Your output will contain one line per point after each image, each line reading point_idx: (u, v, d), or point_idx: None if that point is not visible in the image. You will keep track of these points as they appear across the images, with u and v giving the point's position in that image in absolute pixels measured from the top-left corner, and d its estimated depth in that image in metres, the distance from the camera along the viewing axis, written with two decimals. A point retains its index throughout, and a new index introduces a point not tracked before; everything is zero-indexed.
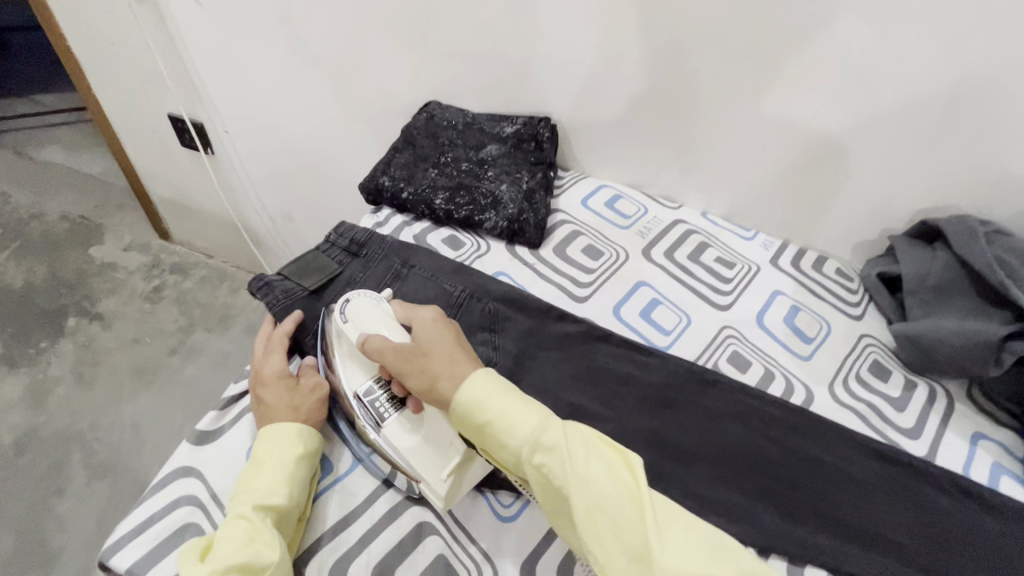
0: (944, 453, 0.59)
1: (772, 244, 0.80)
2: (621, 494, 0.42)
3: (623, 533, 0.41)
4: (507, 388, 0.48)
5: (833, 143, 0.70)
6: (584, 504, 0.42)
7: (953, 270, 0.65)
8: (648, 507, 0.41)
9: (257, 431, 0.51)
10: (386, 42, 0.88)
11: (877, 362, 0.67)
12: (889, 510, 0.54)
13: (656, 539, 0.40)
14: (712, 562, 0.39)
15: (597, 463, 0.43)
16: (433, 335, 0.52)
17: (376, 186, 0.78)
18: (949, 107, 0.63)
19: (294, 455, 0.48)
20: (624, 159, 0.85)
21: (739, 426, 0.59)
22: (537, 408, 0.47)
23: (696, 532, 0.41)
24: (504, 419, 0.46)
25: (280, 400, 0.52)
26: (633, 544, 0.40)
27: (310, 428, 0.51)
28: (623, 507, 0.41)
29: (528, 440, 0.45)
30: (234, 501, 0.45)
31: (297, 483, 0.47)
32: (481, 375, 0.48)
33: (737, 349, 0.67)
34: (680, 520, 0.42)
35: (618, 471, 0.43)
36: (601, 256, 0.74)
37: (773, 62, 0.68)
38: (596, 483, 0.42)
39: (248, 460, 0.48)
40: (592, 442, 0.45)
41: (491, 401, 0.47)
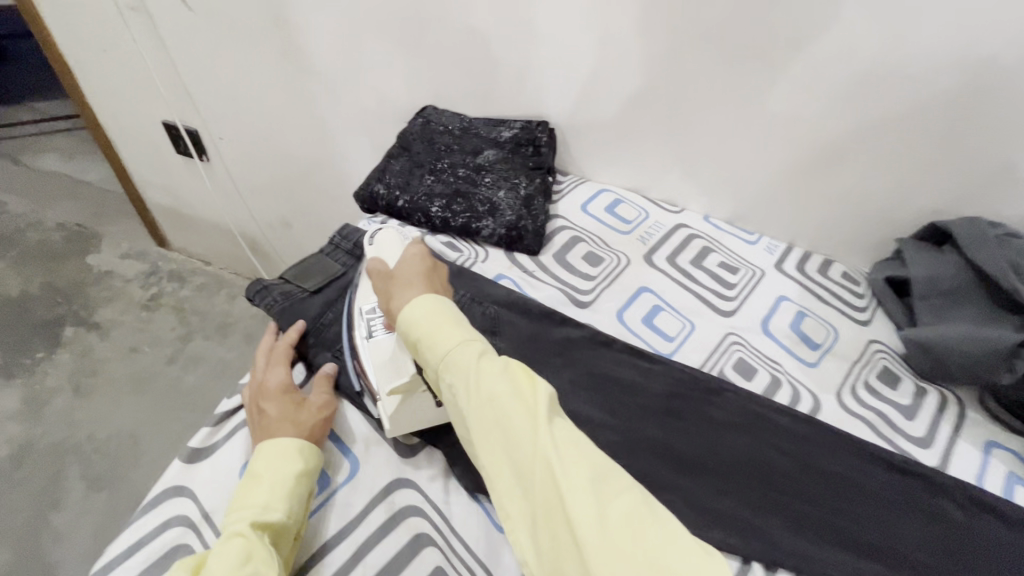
0: (957, 462, 0.58)
1: (776, 248, 0.78)
2: (520, 414, 0.40)
3: (512, 450, 0.39)
4: (444, 308, 0.46)
5: (836, 144, 0.69)
6: (482, 419, 0.40)
7: (964, 274, 0.63)
8: (546, 425, 0.39)
9: (254, 445, 0.49)
10: (381, 46, 0.86)
11: (886, 370, 0.65)
12: (901, 524, 0.52)
13: (542, 460, 0.38)
14: (591, 488, 0.37)
15: (501, 382, 0.41)
16: (409, 267, 0.52)
17: (371, 195, 0.76)
18: (957, 105, 0.61)
19: (294, 471, 0.46)
20: (624, 163, 0.83)
21: (745, 436, 0.57)
22: (463, 329, 0.45)
23: (589, 458, 0.39)
24: (428, 337, 0.45)
25: (281, 412, 0.50)
26: (519, 462, 0.39)
27: (310, 444, 0.49)
28: (520, 426, 0.39)
29: (443, 359, 0.43)
30: (229, 518, 0.43)
31: (295, 500, 0.45)
32: (425, 298, 0.47)
33: (743, 355, 0.65)
34: (578, 443, 0.39)
35: (525, 391, 0.41)
36: (601, 262, 0.72)
37: (775, 63, 0.66)
38: (495, 402, 0.40)
39: (244, 475, 0.47)
40: (504, 363, 0.42)
41: (424, 321, 0.45)
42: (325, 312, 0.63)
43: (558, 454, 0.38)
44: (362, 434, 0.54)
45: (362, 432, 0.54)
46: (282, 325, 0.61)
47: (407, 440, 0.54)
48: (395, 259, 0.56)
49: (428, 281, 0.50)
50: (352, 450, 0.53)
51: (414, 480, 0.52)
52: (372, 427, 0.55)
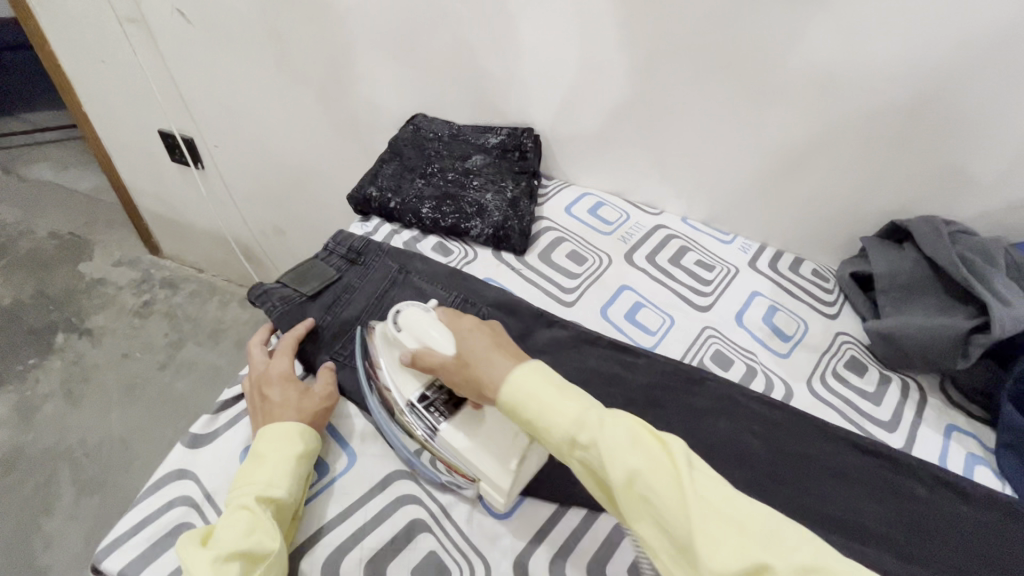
0: (920, 445, 0.62)
1: (750, 248, 0.82)
2: (663, 482, 0.38)
3: (667, 522, 0.37)
4: (546, 378, 0.46)
5: (803, 150, 0.73)
6: (627, 492, 0.39)
7: (922, 268, 0.67)
8: (693, 490, 0.37)
9: (257, 427, 0.51)
10: (372, 57, 0.90)
11: (853, 359, 0.69)
12: (868, 502, 0.56)
13: (702, 529, 0.36)
14: (769, 551, 0.34)
15: (633, 449, 0.40)
16: (475, 338, 0.52)
17: (365, 197, 0.79)
18: (911, 112, 0.66)
19: (297, 452, 0.49)
20: (606, 168, 0.87)
21: (723, 422, 0.60)
22: (578, 395, 0.44)
23: (751, 517, 0.36)
24: (544, 411, 0.44)
25: (284, 398, 0.52)
26: (680, 536, 0.37)
27: (311, 429, 0.51)
28: (667, 494, 0.38)
29: (566, 433, 0.43)
30: (234, 494, 0.46)
31: (297, 479, 0.48)
32: (524, 370, 0.46)
33: (719, 347, 0.69)
34: (730, 501, 0.37)
35: (659, 455, 0.39)
36: (584, 261, 0.76)
37: (745, 73, 0.71)
38: (634, 472, 0.39)
39: (248, 455, 0.49)
40: (629, 426, 0.41)
41: (535, 399, 0.44)
42: (324, 315, 0.64)
43: (712, 520, 0.36)
44: (359, 427, 0.57)
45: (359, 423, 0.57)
46: (280, 327, 0.63)
47: None
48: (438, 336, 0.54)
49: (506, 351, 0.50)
50: (349, 445, 0.55)
51: (410, 468, 0.54)
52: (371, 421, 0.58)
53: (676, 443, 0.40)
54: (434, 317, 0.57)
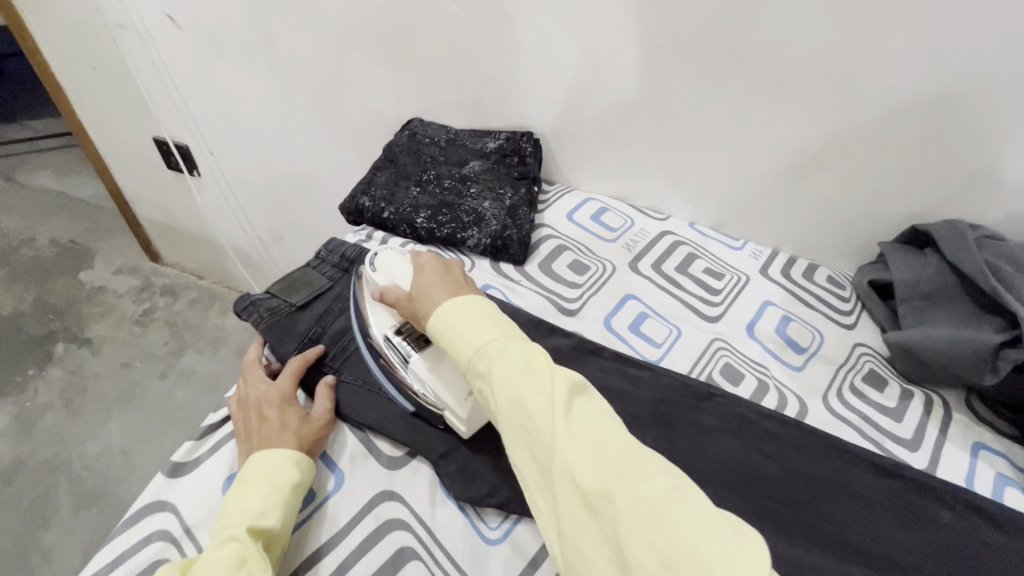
0: (944, 465, 0.58)
1: (760, 254, 0.79)
2: (541, 406, 0.39)
3: (536, 446, 0.38)
4: (470, 308, 0.47)
5: (819, 151, 0.69)
6: (509, 418, 0.40)
7: (945, 275, 0.63)
8: (563, 413, 0.38)
9: (249, 451, 0.47)
10: (367, 61, 0.88)
11: (872, 372, 0.65)
12: (891, 528, 0.52)
13: (566, 454, 0.37)
14: (619, 475, 0.35)
15: (521, 377, 0.41)
16: (427, 278, 0.52)
17: (357, 207, 0.76)
18: (933, 110, 0.62)
19: (293, 480, 0.44)
20: (609, 173, 0.84)
21: (735, 442, 0.57)
22: (492, 325, 0.46)
23: (611, 441, 0.37)
24: (457, 339, 0.46)
25: (284, 422, 0.48)
26: (546, 459, 0.38)
27: (309, 458, 0.47)
28: (540, 417, 0.38)
29: (472, 364, 0.44)
30: (221, 523, 0.41)
31: (291, 510, 0.43)
32: (456, 301, 0.48)
33: (729, 360, 0.65)
34: (602, 431, 0.38)
35: (546, 382, 0.40)
36: (586, 271, 0.73)
37: (753, 72, 0.67)
38: (518, 399, 0.40)
39: (237, 480, 0.44)
40: (525, 359, 0.42)
41: (455, 327, 0.46)
42: (314, 325, 0.58)
43: (572, 441, 0.37)
44: (350, 446, 0.51)
45: (350, 442, 0.52)
46: (270, 342, 0.57)
47: (396, 452, 0.51)
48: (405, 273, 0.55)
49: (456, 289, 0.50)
50: (338, 464, 0.50)
51: (397, 488, 0.49)
52: (359, 438, 0.52)
53: (565, 375, 0.41)
54: (405, 258, 0.57)
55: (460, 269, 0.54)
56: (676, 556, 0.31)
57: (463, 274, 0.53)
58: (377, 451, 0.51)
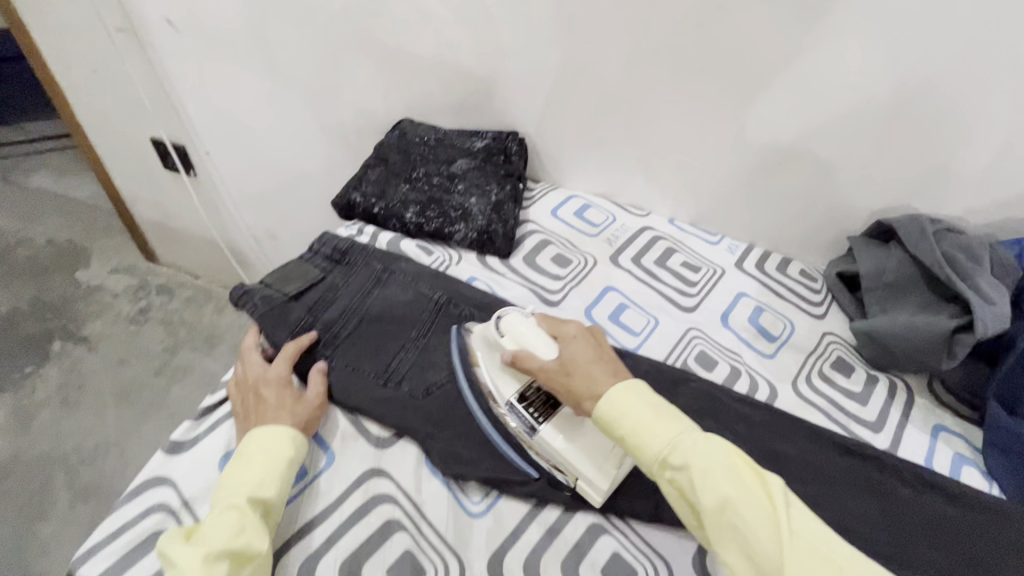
0: (905, 445, 0.61)
1: (737, 248, 0.82)
2: (762, 514, 0.39)
3: (754, 550, 0.38)
4: (644, 395, 0.46)
5: (789, 148, 0.73)
6: (717, 518, 0.40)
7: (907, 266, 0.67)
8: (786, 523, 0.39)
9: (247, 429, 0.49)
10: (359, 63, 0.91)
11: (840, 358, 0.69)
12: (852, 502, 0.55)
13: (794, 565, 0.37)
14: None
15: (727, 478, 0.41)
16: (579, 353, 0.51)
17: (349, 202, 0.79)
18: (895, 109, 0.65)
19: (290, 455, 0.47)
20: (592, 171, 0.87)
21: (708, 423, 0.60)
22: (674, 418, 0.45)
23: (844, 561, 0.37)
24: (638, 430, 0.45)
25: (280, 401, 0.50)
26: (770, 567, 0.38)
27: (304, 436, 0.50)
28: (758, 526, 0.39)
29: (658, 453, 0.43)
30: (222, 493, 0.44)
31: (288, 483, 0.46)
32: (627, 386, 0.47)
33: (704, 348, 0.68)
34: (828, 544, 0.38)
35: (759, 487, 0.40)
36: (569, 264, 0.76)
37: (726, 73, 0.70)
38: (725, 499, 0.40)
39: (237, 453, 0.47)
40: (729, 457, 0.42)
41: (633, 417, 0.45)
42: (306, 314, 0.61)
43: (804, 556, 0.37)
44: (341, 427, 0.54)
45: (340, 424, 0.54)
46: (264, 330, 0.59)
47: (384, 433, 0.54)
48: (540, 342, 0.52)
49: (613, 367, 0.49)
50: (331, 443, 0.53)
51: (386, 466, 0.52)
52: (349, 420, 0.55)
53: (770, 477, 0.42)
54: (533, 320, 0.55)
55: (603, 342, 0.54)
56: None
57: (609, 350, 0.53)
58: (365, 431, 0.54)
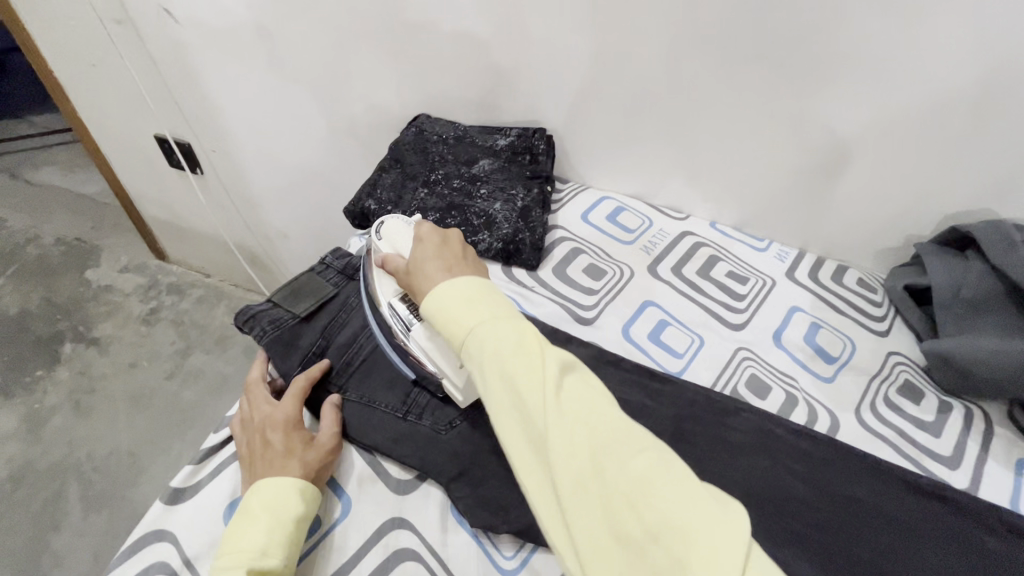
0: (988, 485, 0.54)
1: (787, 255, 0.75)
2: (535, 383, 0.37)
3: (526, 420, 0.37)
4: (463, 286, 0.44)
5: (854, 147, 0.65)
6: (497, 393, 0.38)
7: (990, 282, 0.59)
8: (557, 388, 0.37)
9: (251, 479, 0.44)
10: (371, 55, 0.84)
11: (908, 383, 0.61)
12: (933, 555, 0.49)
13: (554, 428, 0.35)
14: (609, 452, 0.34)
15: (513, 355, 0.39)
16: (423, 249, 0.50)
17: (362, 209, 0.73)
18: (982, 102, 0.57)
19: (297, 513, 0.42)
20: (626, 171, 0.80)
21: (764, 460, 0.54)
22: (484, 301, 0.43)
23: (604, 420, 0.36)
24: (448, 320, 0.43)
25: (288, 446, 0.45)
26: (536, 434, 0.36)
27: (314, 486, 0.44)
28: (531, 396, 0.37)
29: (461, 338, 0.42)
30: (221, 562, 0.39)
31: (294, 546, 0.41)
32: (449, 283, 0.45)
33: (755, 372, 0.62)
34: (596, 406, 0.37)
35: (538, 357, 0.38)
36: (603, 276, 0.69)
37: (782, 64, 0.63)
38: (508, 375, 0.38)
39: (239, 512, 0.42)
40: (519, 333, 0.40)
41: (447, 310, 0.43)
42: (319, 339, 0.55)
43: (567, 420, 0.36)
44: (357, 469, 0.49)
45: (357, 465, 0.49)
46: (273, 358, 0.54)
47: (404, 475, 0.49)
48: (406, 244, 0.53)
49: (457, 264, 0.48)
50: (346, 490, 0.47)
51: (408, 514, 0.46)
52: (366, 460, 0.49)
53: (557, 353, 0.39)
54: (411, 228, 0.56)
55: (460, 240, 0.51)
56: (663, 527, 0.31)
57: (462, 246, 0.50)
58: (384, 474, 0.49)
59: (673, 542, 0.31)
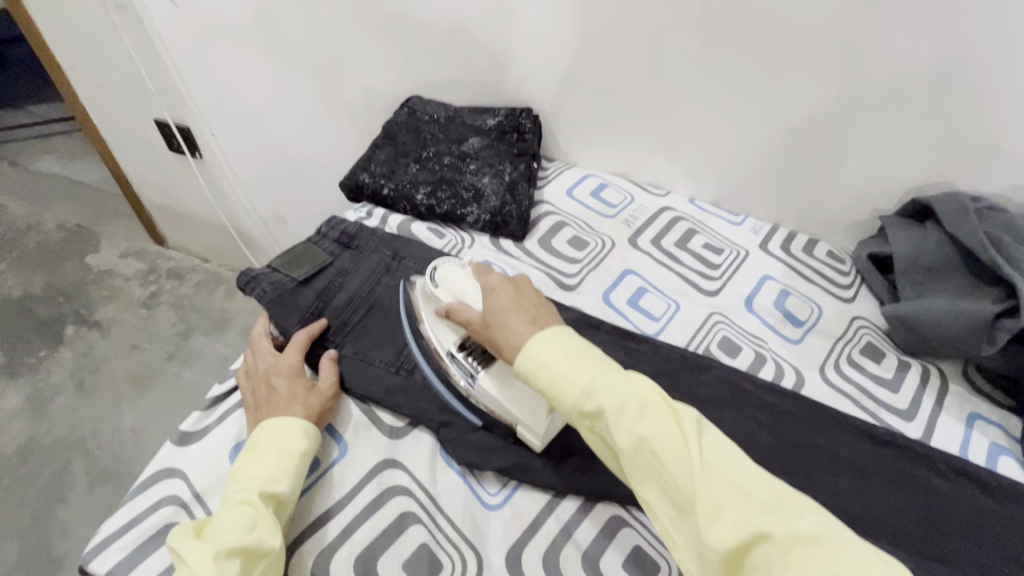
0: (939, 434, 0.58)
1: (761, 228, 0.79)
2: (676, 448, 0.38)
3: (672, 487, 0.37)
4: (562, 342, 0.44)
5: (824, 124, 0.69)
6: (634, 458, 0.39)
7: (945, 249, 0.63)
8: (698, 452, 0.37)
9: (258, 420, 0.48)
10: (365, 39, 0.87)
11: (870, 343, 0.66)
12: (884, 494, 0.53)
13: (707, 495, 0.36)
14: (770, 517, 0.35)
15: (641, 417, 0.39)
16: (502, 301, 0.49)
17: (357, 184, 0.77)
18: (939, 79, 0.61)
19: (302, 448, 0.46)
20: (610, 149, 0.84)
21: (733, 412, 0.58)
22: (594, 359, 0.43)
23: (752, 483, 0.36)
24: (555, 379, 0.43)
25: (292, 392, 0.49)
26: (686, 502, 0.37)
27: (316, 427, 0.48)
28: (674, 461, 0.37)
29: (574, 402, 0.42)
30: (232, 488, 0.43)
31: (300, 476, 0.45)
32: (546, 335, 0.45)
33: (727, 334, 0.66)
34: (740, 468, 0.37)
35: (670, 420, 0.39)
36: (585, 246, 0.73)
37: (754, 44, 0.66)
38: (641, 440, 0.39)
39: (247, 447, 0.45)
40: (642, 394, 0.40)
41: (552, 367, 0.43)
42: (316, 300, 0.59)
43: (715, 484, 0.36)
44: (353, 417, 0.52)
45: (353, 413, 0.53)
46: (274, 317, 0.58)
47: (397, 422, 0.52)
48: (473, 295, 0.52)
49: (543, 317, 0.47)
50: (344, 434, 0.51)
51: (400, 457, 0.50)
52: (362, 409, 0.53)
53: (682, 410, 0.40)
54: (469, 272, 0.54)
55: (528, 287, 0.51)
56: None
57: (536, 295, 0.50)
58: (378, 421, 0.52)
59: None
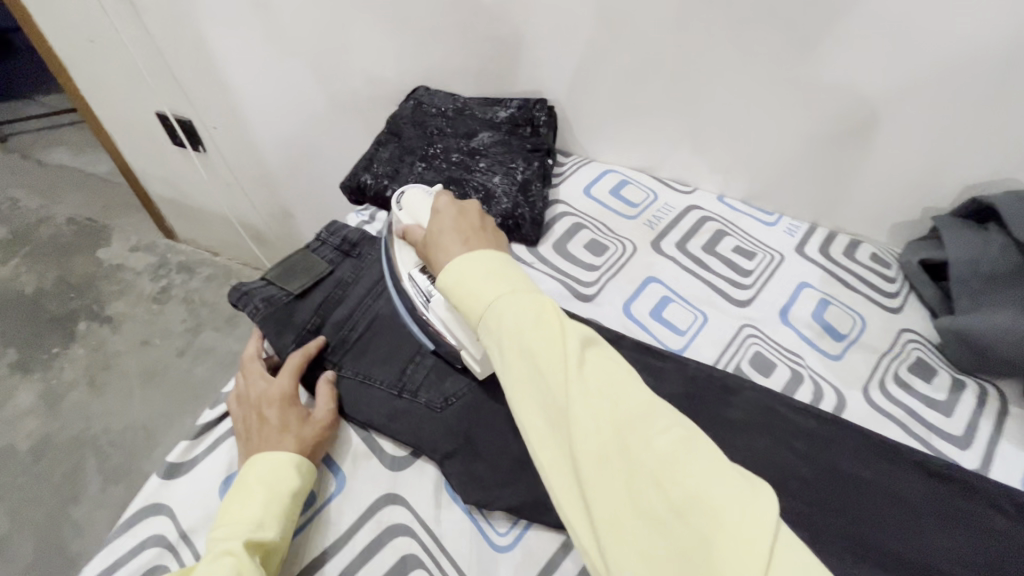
0: (1000, 466, 0.52)
1: (797, 229, 0.72)
2: (557, 358, 0.36)
3: (549, 397, 0.35)
4: (485, 260, 0.43)
5: (871, 116, 0.62)
6: (520, 369, 0.37)
7: (1011, 256, 0.56)
8: (579, 363, 0.36)
9: (247, 453, 0.44)
10: (367, 25, 0.82)
11: (920, 361, 0.59)
12: (937, 535, 0.48)
13: (578, 403, 0.34)
14: (634, 427, 0.33)
15: (532, 330, 0.37)
16: (446, 220, 0.49)
17: (359, 184, 0.72)
18: (1009, 64, 0.53)
19: (292, 487, 0.42)
20: (631, 143, 0.77)
21: (766, 439, 0.53)
22: (508, 280, 0.41)
23: (625, 395, 0.35)
24: (465, 293, 0.42)
25: (283, 422, 0.45)
26: (558, 412, 0.35)
27: (309, 461, 0.45)
28: (552, 370, 0.36)
29: (476, 314, 0.40)
30: (217, 533, 0.39)
31: (289, 518, 0.41)
32: (471, 255, 0.43)
33: (760, 350, 0.60)
34: (617, 382, 0.36)
35: (559, 333, 0.37)
36: (604, 251, 0.68)
37: (794, 27, 0.59)
38: (527, 349, 0.37)
39: (234, 485, 0.42)
40: (536, 307, 0.39)
41: (466, 281, 0.42)
42: (314, 315, 0.55)
43: (587, 394, 0.35)
44: (352, 446, 0.49)
45: (352, 442, 0.49)
46: (268, 336, 0.54)
47: (399, 451, 0.48)
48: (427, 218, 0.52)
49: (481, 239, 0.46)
50: (341, 467, 0.48)
51: (403, 491, 0.46)
52: (362, 437, 0.49)
53: (576, 327, 0.38)
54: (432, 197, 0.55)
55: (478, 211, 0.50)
56: (691, 504, 0.30)
57: (480, 219, 0.49)
58: (379, 451, 0.48)
59: (699, 515, 0.30)
